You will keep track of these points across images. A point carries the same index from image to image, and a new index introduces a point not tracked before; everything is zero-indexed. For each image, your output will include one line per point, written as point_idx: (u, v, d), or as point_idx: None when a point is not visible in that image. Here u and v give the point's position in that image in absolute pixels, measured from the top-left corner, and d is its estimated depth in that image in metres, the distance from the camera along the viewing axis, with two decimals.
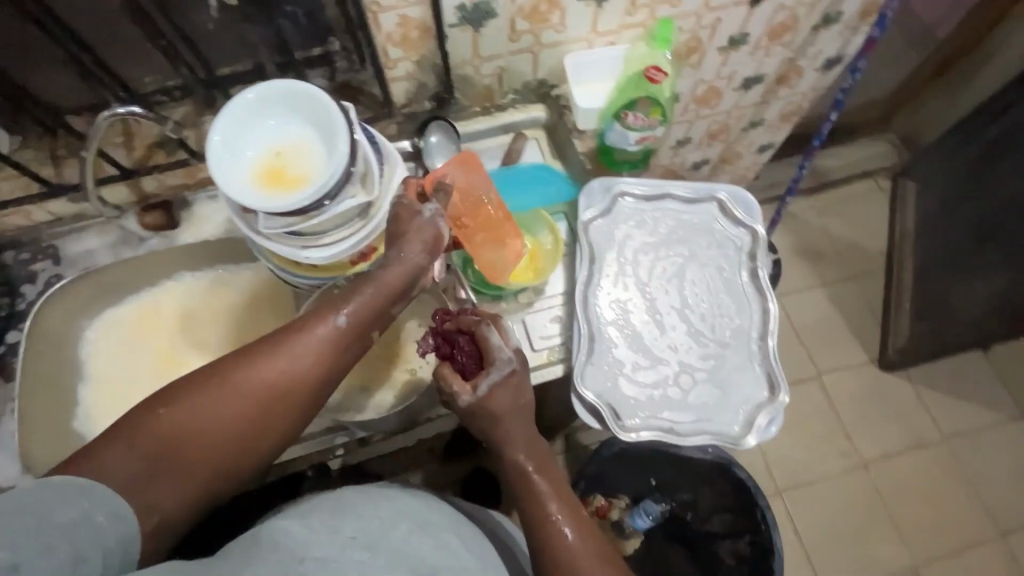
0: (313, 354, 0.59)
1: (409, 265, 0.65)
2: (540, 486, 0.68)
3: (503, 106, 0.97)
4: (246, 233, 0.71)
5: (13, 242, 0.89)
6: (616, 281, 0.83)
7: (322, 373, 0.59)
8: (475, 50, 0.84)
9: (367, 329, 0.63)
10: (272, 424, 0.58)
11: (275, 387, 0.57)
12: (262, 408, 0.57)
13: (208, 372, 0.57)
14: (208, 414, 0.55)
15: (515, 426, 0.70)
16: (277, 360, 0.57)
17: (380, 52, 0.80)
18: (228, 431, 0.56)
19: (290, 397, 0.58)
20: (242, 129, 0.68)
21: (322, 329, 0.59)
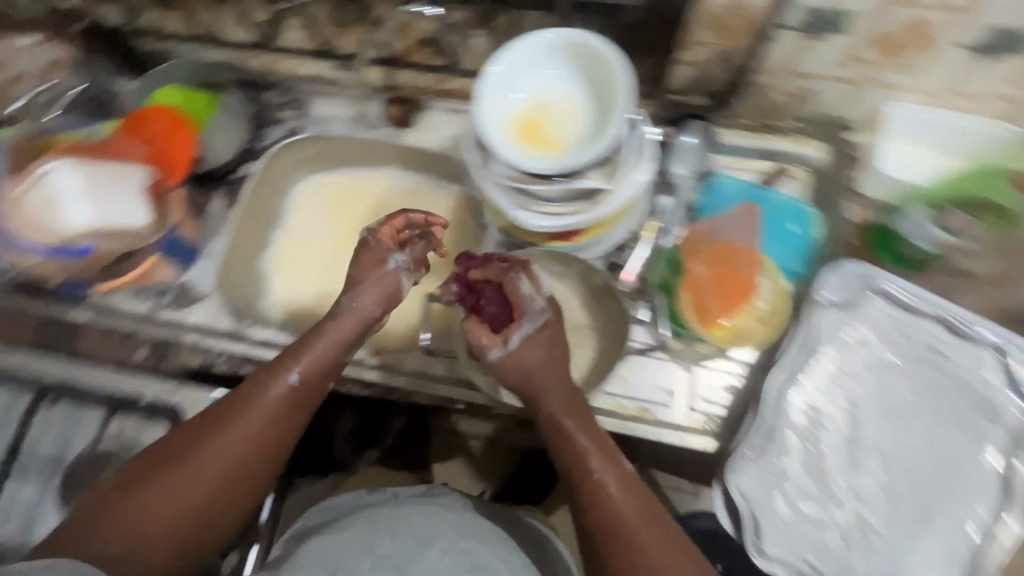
0: (276, 409, 0.60)
1: (368, 309, 0.66)
2: (580, 442, 0.59)
3: (780, 128, 0.81)
4: (472, 170, 0.70)
5: (273, 84, 0.95)
6: (822, 389, 0.70)
7: (285, 426, 0.60)
8: (793, 61, 0.70)
9: (324, 379, 0.64)
10: (246, 478, 0.58)
11: (247, 428, 0.58)
12: (232, 472, 0.57)
13: (172, 447, 0.57)
14: (170, 486, 0.55)
15: (548, 381, 0.62)
16: (245, 418, 0.58)
17: (689, 29, 0.69)
18: (201, 488, 0.56)
19: (259, 448, 0.58)
20: (522, 64, 0.62)
21: (276, 387, 0.61)
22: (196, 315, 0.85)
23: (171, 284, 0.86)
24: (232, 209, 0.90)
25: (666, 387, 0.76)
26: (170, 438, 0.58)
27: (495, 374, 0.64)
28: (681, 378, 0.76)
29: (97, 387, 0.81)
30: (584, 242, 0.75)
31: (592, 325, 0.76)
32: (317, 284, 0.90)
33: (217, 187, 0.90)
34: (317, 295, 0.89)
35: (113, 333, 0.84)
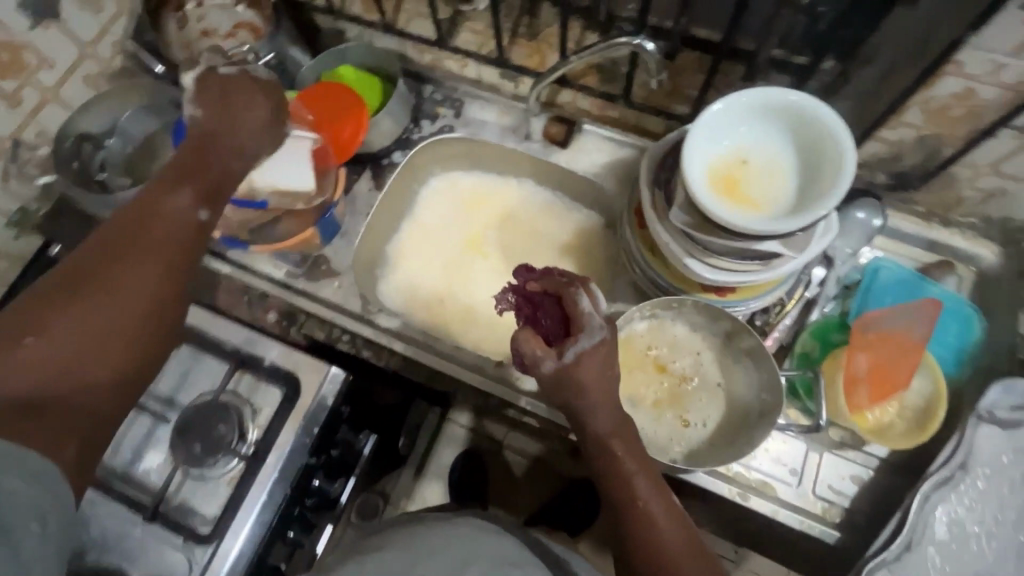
0: (182, 234, 0.55)
1: (259, 124, 0.62)
2: (627, 466, 0.56)
3: (953, 222, 0.78)
4: (648, 207, 0.70)
5: (435, 80, 0.97)
6: (971, 507, 0.65)
7: (188, 254, 0.56)
8: (1002, 162, 0.66)
9: (220, 205, 0.59)
10: (166, 309, 0.54)
11: (163, 257, 0.53)
12: (177, 266, 0.54)
13: (63, 289, 0.49)
14: (94, 313, 0.50)
15: (600, 396, 0.55)
16: (156, 242, 0.54)
17: (898, 109, 0.66)
18: (145, 300, 0.52)
19: (162, 292, 0.53)
20: (754, 119, 0.61)
21: (181, 212, 0.56)
22: (325, 290, 0.87)
23: (309, 254, 0.88)
24: (377, 193, 0.92)
25: (791, 465, 0.72)
26: (76, 259, 0.51)
27: (544, 389, 0.56)
28: (810, 460, 0.72)
29: (221, 340, 0.82)
30: (736, 299, 0.72)
31: (724, 383, 0.75)
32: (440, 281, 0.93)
33: (365, 168, 0.93)
34: (438, 294, 0.92)
35: (247, 290, 0.87)
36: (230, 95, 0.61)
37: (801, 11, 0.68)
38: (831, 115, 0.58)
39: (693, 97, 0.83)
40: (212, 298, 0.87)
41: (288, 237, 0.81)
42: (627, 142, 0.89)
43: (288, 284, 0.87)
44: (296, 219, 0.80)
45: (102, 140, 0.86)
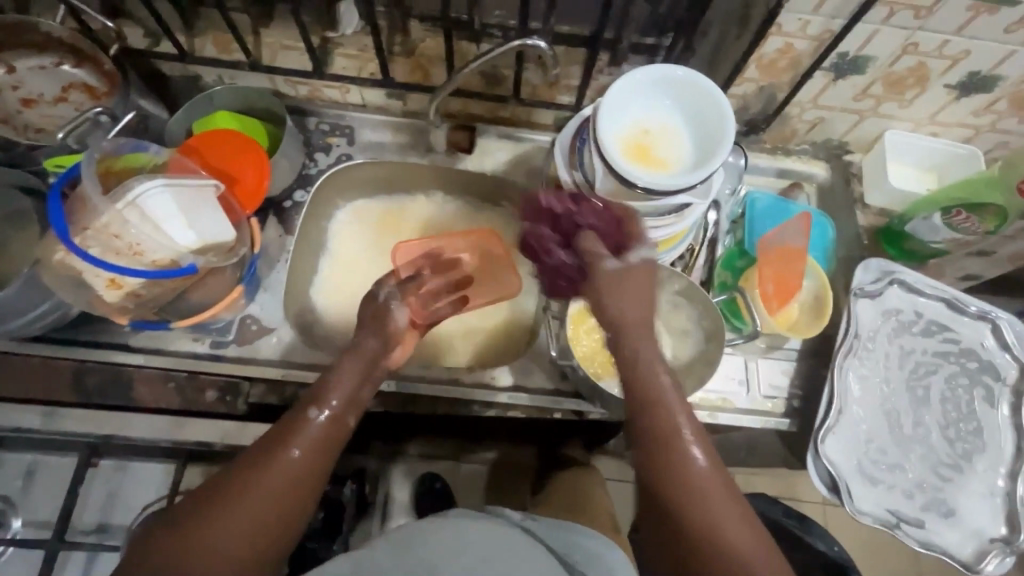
0: (316, 445, 0.58)
1: (376, 349, 0.67)
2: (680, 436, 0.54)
3: (790, 152, 0.97)
4: (570, 189, 0.77)
5: (318, 111, 0.95)
6: (870, 363, 0.82)
7: (315, 470, 0.57)
8: (818, 96, 0.84)
9: (351, 413, 0.63)
10: (285, 525, 0.54)
11: (297, 467, 0.56)
12: (307, 475, 0.56)
13: (207, 498, 0.52)
14: (222, 535, 0.50)
15: (623, 295, 0.60)
16: (291, 454, 0.55)
17: (740, 69, 0.81)
18: (271, 509, 0.53)
19: (286, 508, 0.54)
20: (656, 93, 0.71)
21: (311, 426, 0.58)
22: (262, 350, 0.79)
23: (232, 317, 0.79)
24: (288, 237, 0.87)
25: (738, 377, 0.84)
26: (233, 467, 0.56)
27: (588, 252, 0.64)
28: (749, 369, 0.85)
29: (157, 439, 0.74)
30: (659, 252, 0.80)
31: (673, 331, 0.83)
32: None
33: (269, 214, 0.87)
34: None
35: (170, 377, 0.75)
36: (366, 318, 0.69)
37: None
38: (707, 80, 0.68)
39: (573, 86, 0.91)
40: (127, 397, 0.74)
41: (207, 305, 0.73)
42: (524, 138, 0.96)
43: (216, 355, 0.78)
44: (213, 281, 0.72)
45: None
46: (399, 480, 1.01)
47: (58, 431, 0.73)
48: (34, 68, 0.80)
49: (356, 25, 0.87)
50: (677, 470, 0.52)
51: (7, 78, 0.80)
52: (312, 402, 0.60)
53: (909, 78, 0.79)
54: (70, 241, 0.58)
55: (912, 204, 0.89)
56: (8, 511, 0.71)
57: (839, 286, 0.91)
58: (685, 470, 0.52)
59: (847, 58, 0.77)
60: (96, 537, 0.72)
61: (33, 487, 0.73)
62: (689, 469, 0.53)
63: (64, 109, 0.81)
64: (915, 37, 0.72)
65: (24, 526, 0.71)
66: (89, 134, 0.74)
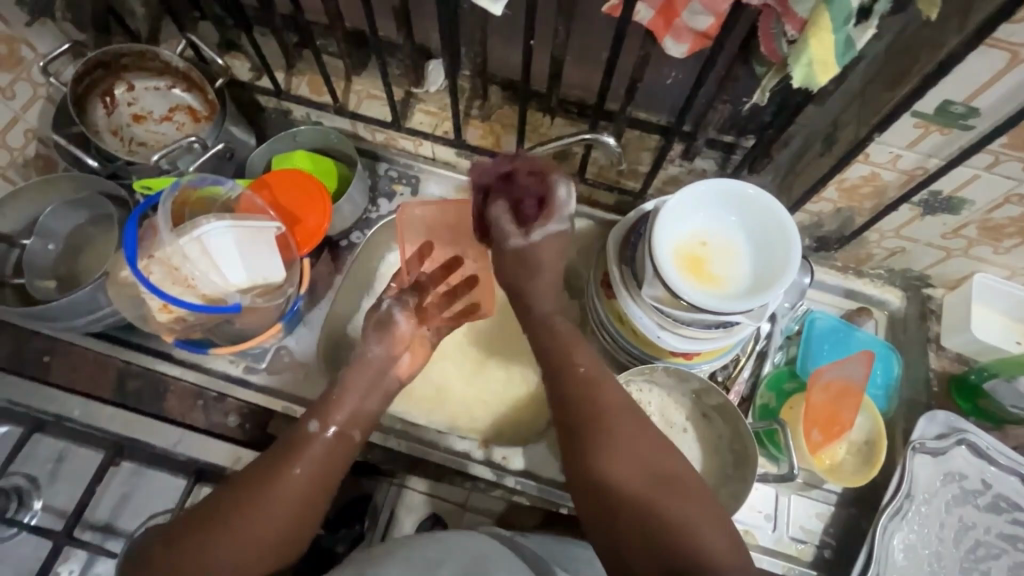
0: (320, 457, 0.64)
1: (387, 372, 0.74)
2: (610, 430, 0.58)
3: (864, 273, 0.90)
4: (617, 285, 0.75)
5: (391, 158, 0.98)
6: (918, 527, 0.74)
7: (320, 478, 0.63)
8: (902, 227, 0.79)
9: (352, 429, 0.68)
10: (305, 517, 0.61)
11: (314, 457, 0.63)
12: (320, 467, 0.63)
13: (222, 508, 0.59)
14: (226, 546, 0.57)
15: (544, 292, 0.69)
16: (296, 467, 0.62)
17: (820, 188, 0.77)
18: (268, 518, 0.59)
19: (298, 509, 0.60)
20: (720, 206, 0.68)
21: (318, 441, 0.64)
22: (289, 384, 0.82)
23: (271, 344, 0.83)
24: (337, 275, 0.89)
25: (765, 511, 0.78)
26: (232, 484, 0.61)
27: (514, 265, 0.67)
28: (780, 503, 0.78)
29: (176, 454, 0.76)
30: (696, 361, 0.77)
31: (698, 442, 0.79)
32: None
33: (324, 251, 0.90)
34: None
35: (200, 395, 0.80)
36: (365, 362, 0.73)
37: (730, 103, 0.77)
38: (780, 210, 0.66)
39: (641, 172, 0.90)
40: (160, 406, 0.78)
41: (250, 335, 0.76)
42: (582, 214, 0.94)
43: (247, 380, 0.81)
44: (256, 316, 0.75)
45: (21, 240, 0.79)
46: (406, 507, 0.82)
47: (91, 425, 0.76)
48: (149, 89, 0.88)
49: (439, 85, 0.91)
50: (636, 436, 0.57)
51: (125, 94, 0.88)
52: (314, 415, 0.66)
53: (1011, 227, 0.72)
54: (136, 266, 0.65)
55: (998, 360, 0.81)
56: (32, 492, 0.75)
57: (900, 432, 0.83)
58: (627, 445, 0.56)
59: (940, 197, 0.71)
60: (99, 538, 0.74)
61: (58, 474, 0.76)
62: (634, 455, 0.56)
63: (167, 128, 0.88)
64: (1021, 190, 0.66)
65: (42, 510, 0.75)
66: (180, 158, 0.80)
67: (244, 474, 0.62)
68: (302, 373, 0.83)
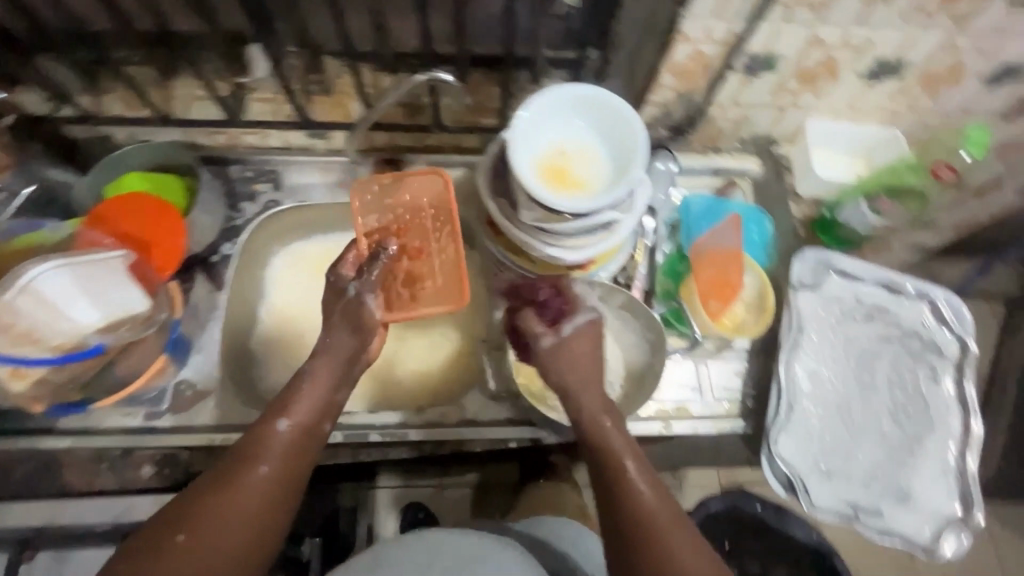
0: (285, 455, 0.59)
1: (347, 342, 0.66)
2: (655, 531, 0.56)
3: (721, 149, 0.97)
4: (496, 216, 0.75)
5: (242, 159, 0.92)
6: (815, 354, 0.83)
7: (287, 474, 0.59)
8: (736, 96, 0.85)
9: (318, 419, 0.64)
10: (277, 515, 0.57)
11: (282, 452, 0.59)
12: (288, 460, 0.59)
13: (193, 509, 0.53)
14: (198, 560, 0.51)
15: (585, 386, 0.66)
16: (266, 462, 0.58)
17: (655, 77, 0.81)
18: (228, 536, 0.53)
19: (271, 508, 0.56)
20: (570, 114, 0.70)
21: (281, 436, 0.60)
22: (199, 416, 0.77)
23: (166, 384, 0.77)
24: (218, 293, 0.84)
25: (691, 384, 0.84)
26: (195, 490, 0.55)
27: (542, 358, 0.68)
28: (701, 373, 0.85)
29: (96, 524, 0.73)
30: (594, 268, 0.81)
31: (616, 342, 0.84)
32: None
33: (197, 273, 0.84)
34: None
35: (101, 458, 0.74)
36: (320, 350, 0.66)
37: (555, 15, 0.78)
38: (618, 100, 0.68)
39: (497, 107, 0.90)
40: (59, 483, 0.73)
41: (134, 376, 0.73)
42: (454, 163, 0.94)
43: (150, 428, 0.75)
44: (136, 355, 0.72)
45: None
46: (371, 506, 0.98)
47: None
48: None
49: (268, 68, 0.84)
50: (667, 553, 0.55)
51: None
52: (281, 410, 0.62)
53: (822, 71, 0.79)
54: None
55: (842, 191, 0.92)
56: None
57: (784, 282, 0.91)
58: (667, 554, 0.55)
59: (757, 58, 0.77)
60: None
61: None
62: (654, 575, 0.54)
63: None
64: (817, 33, 0.73)
65: None
66: None
67: (208, 478, 0.56)
68: (211, 401, 0.78)
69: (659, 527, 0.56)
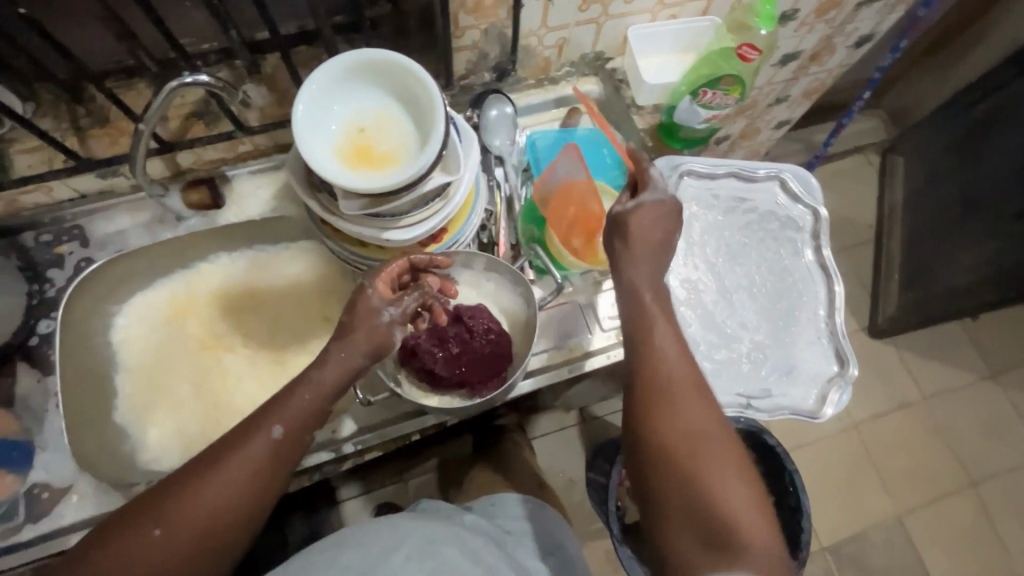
0: (257, 463, 0.56)
1: (358, 360, 0.63)
2: (688, 408, 0.56)
3: (557, 78, 0.93)
4: (321, 214, 0.69)
5: (33, 222, 0.80)
6: (685, 259, 0.84)
7: (267, 478, 0.56)
8: (544, 20, 0.80)
9: (310, 429, 0.60)
10: (250, 514, 0.55)
11: (251, 461, 0.55)
12: (262, 467, 0.56)
13: (168, 502, 0.53)
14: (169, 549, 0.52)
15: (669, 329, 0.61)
16: (236, 463, 0.55)
17: (451, 20, 0.75)
18: (195, 531, 0.53)
19: (242, 504, 0.55)
20: (361, 84, 0.64)
21: (261, 439, 0.56)
22: (66, 515, 0.70)
23: (16, 493, 0.71)
24: (48, 378, 0.76)
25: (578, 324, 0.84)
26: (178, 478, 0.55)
27: (480, 362, 0.74)
28: (586, 310, 0.85)
29: None
30: (452, 236, 0.77)
31: (497, 305, 0.82)
32: (201, 409, 0.83)
33: (16, 363, 0.76)
34: (206, 416, 0.83)
35: None
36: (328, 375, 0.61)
37: None
38: (410, 63, 0.62)
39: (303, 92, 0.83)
40: None
41: None
42: (280, 164, 0.86)
43: (12, 545, 0.69)
44: None
45: None
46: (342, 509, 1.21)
47: None
48: None
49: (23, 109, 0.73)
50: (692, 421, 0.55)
51: None
52: (275, 416, 0.57)
53: None
54: None
55: (674, 93, 0.90)
56: None
57: None
58: (688, 415, 0.56)
59: None
60: None
61: None
62: (669, 437, 0.55)
63: None
64: None
65: None
66: None
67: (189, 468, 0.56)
68: (75, 496, 0.71)
69: (677, 383, 0.58)
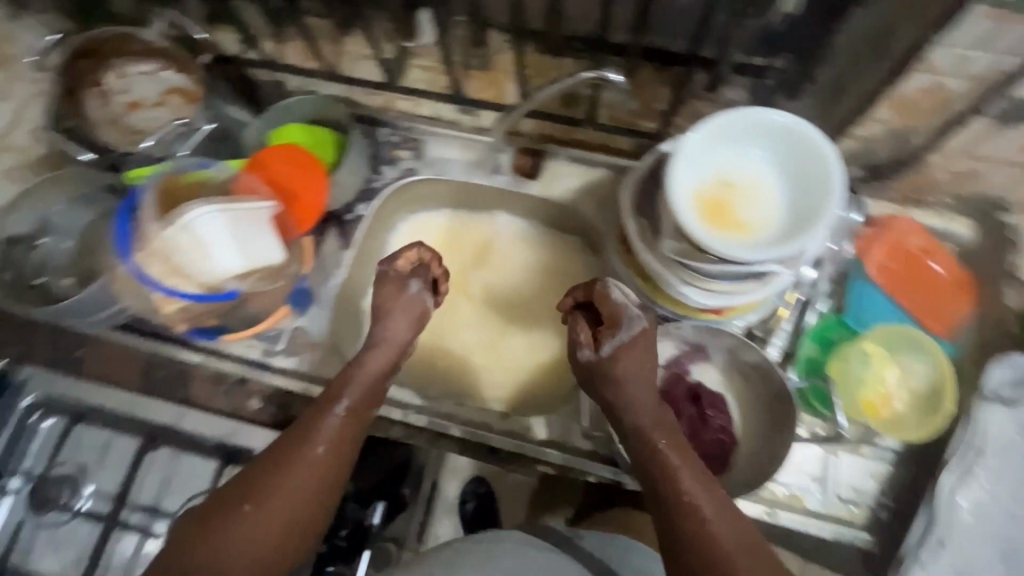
0: (332, 441, 0.59)
1: (402, 332, 0.66)
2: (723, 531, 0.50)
3: (927, 204, 0.79)
4: (634, 241, 0.67)
5: (390, 122, 0.90)
6: (989, 482, 0.70)
7: (329, 474, 0.57)
8: (971, 145, 0.67)
9: (371, 404, 0.63)
10: (324, 499, 0.57)
11: (329, 439, 0.58)
12: (337, 444, 0.59)
13: (249, 484, 0.55)
14: (250, 530, 0.52)
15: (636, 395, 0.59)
16: (312, 447, 0.57)
17: (866, 107, 0.67)
18: (273, 533, 0.53)
19: (319, 488, 0.56)
20: (750, 141, 0.60)
21: (331, 417, 0.60)
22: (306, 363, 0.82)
23: (284, 328, 0.83)
24: (345, 250, 0.86)
25: (813, 472, 0.73)
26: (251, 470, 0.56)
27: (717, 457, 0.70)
28: (829, 463, 0.74)
29: (201, 434, 0.81)
30: (727, 317, 0.71)
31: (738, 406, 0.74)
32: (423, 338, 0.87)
33: (329, 227, 0.86)
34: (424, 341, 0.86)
35: (222, 380, 0.83)
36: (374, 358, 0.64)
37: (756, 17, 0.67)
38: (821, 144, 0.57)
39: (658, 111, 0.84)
40: (186, 393, 0.83)
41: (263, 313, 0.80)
42: (596, 162, 0.86)
43: (265, 364, 0.83)
44: (268, 297, 0.79)
45: (35, 241, 0.79)
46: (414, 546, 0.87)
47: (131, 414, 0.82)
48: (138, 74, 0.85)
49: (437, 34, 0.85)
50: (726, 536, 0.50)
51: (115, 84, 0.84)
52: (336, 393, 0.61)
53: None
54: (129, 260, 0.70)
55: None
56: (83, 478, 0.79)
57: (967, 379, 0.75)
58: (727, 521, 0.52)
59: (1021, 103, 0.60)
60: (145, 516, 0.77)
61: (106, 463, 0.80)
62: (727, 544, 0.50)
63: (158, 111, 0.82)
64: None
65: (93, 495, 0.78)
66: (173, 144, 0.79)
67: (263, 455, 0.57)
68: (320, 351, 0.83)
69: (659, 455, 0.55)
